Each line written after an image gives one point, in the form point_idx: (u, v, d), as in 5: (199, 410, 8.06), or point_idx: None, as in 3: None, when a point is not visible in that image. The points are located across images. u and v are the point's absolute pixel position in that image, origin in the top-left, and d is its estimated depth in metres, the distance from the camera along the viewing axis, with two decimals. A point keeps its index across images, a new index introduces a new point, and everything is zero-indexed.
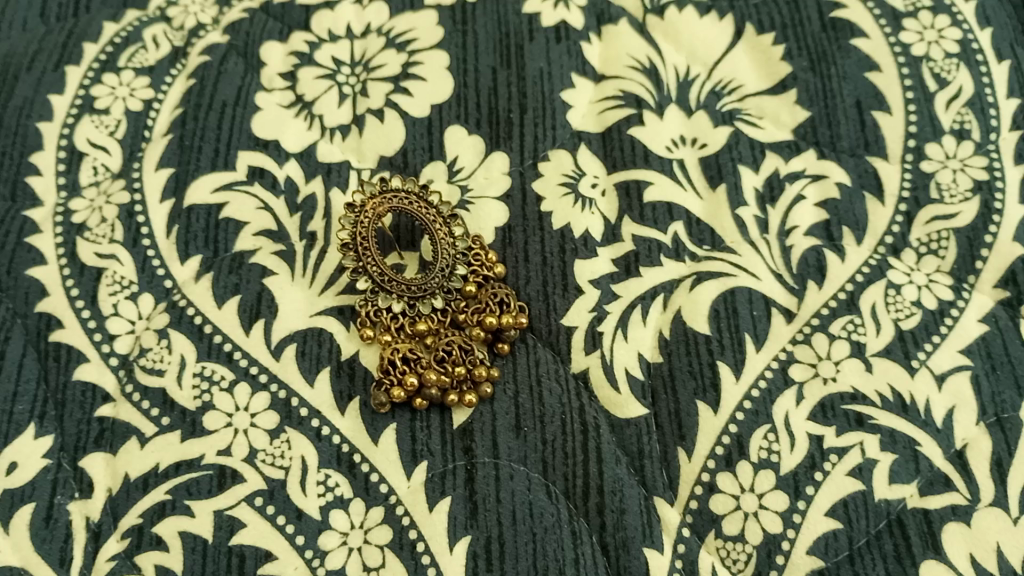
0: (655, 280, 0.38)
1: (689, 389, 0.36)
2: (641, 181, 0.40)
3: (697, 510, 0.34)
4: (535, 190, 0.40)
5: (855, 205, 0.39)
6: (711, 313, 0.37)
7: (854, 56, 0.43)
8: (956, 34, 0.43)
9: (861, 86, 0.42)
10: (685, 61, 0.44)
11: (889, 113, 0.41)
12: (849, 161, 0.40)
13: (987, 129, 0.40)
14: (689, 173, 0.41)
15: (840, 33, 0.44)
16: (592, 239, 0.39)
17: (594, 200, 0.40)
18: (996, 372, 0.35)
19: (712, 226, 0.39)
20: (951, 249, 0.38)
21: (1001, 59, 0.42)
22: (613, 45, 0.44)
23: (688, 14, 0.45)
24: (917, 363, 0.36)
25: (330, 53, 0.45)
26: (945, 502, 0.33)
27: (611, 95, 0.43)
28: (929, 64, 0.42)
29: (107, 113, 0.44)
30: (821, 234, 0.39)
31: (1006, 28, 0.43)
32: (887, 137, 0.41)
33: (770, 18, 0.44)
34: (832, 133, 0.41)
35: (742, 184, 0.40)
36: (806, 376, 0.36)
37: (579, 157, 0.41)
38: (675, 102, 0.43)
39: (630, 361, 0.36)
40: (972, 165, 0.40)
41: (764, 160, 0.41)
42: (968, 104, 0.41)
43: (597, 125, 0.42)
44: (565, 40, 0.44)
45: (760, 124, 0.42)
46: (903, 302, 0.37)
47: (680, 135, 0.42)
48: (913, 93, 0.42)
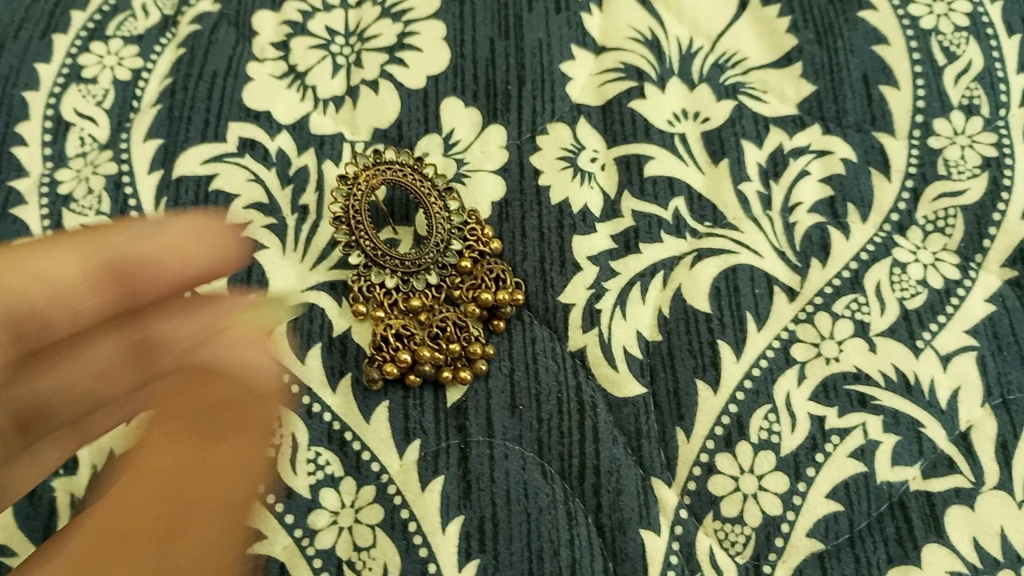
0: (654, 257, 0.37)
1: (688, 367, 0.35)
2: (641, 155, 0.39)
3: (695, 492, 0.33)
4: (533, 164, 0.39)
5: (860, 181, 0.38)
6: (712, 290, 0.36)
7: (862, 29, 0.42)
8: (966, 6, 0.42)
9: (868, 59, 0.41)
10: (688, 33, 0.43)
11: (897, 87, 0.40)
12: (855, 136, 0.39)
13: (997, 105, 0.39)
14: (690, 148, 0.40)
15: (847, 5, 0.42)
16: (590, 215, 0.38)
17: (593, 174, 0.39)
18: (1003, 352, 0.35)
19: (713, 202, 0.38)
20: (958, 227, 0.37)
21: (1011, 33, 0.41)
22: (614, 16, 0.43)
23: None
24: (921, 343, 0.35)
25: (324, 22, 0.44)
26: (949, 485, 0.32)
27: (611, 67, 0.42)
28: (939, 37, 0.41)
29: (95, 82, 0.43)
30: (825, 211, 0.38)
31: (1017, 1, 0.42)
32: (894, 112, 0.40)
33: None
34: (837, 108, 0.40)
35: (745, 159, 0.39)
36: (809, 355, 0.35)
37: (578, 131, 0.40)
38: (677, 75, 0.42)
39: (629, 339, 0.36)
40: (981, 141, 0.39)
41: (767, 135, 0.40)
42: (977, 78, 0.40)
43: (597, 99, 0.41)
44: (565, 10, 0.43)
45: (764, 98, 0.41)
46: (909, 281, 0.36)
47: (682, 109, 0.41)
48: (921, 67, 0.41)
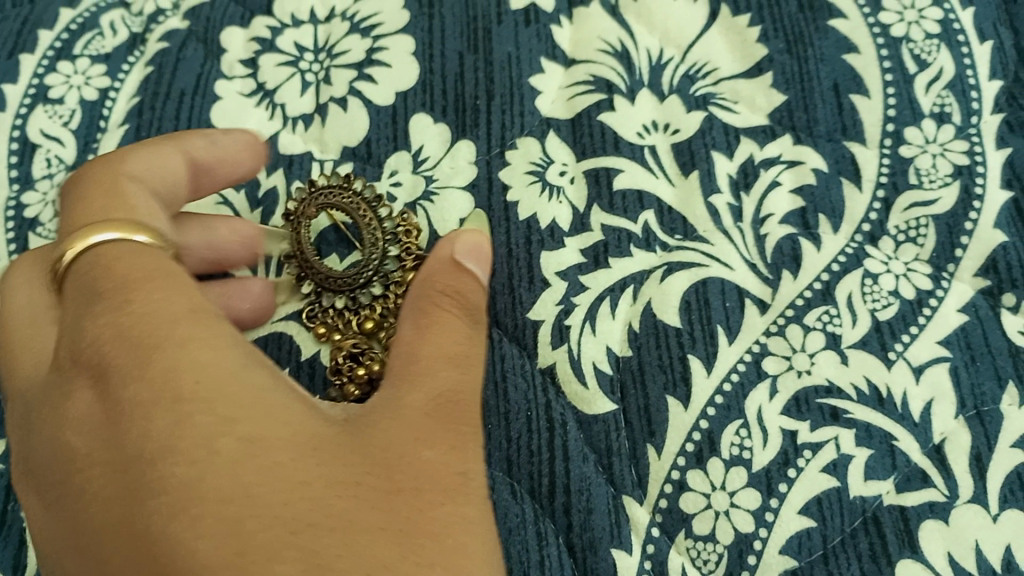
0: (624, 272, 0.37)
1: (659, 383, 0.35)
2: (611, 168, 0.39)
3: (666, 509, 0.33)
4: (502, 180, 0.39)
5: (831, 191, 0.38)
6: (681, 305, 0.36)
7: (832, 37, 0.42)
8: (936, 14, 0.42)
9: (839, 68, 0.41)
10: (658, 44, 0.42)
11: (868, 96, 0.40)
12: (826, 146, 0.39)
13: (968, 112, 0.39)
14: (661, 161, 0.39)
15: (818, 14, 0.42)
16: (559, 230, 0.38)
17: (562, 189, 0.39)
18: (976, 363, 0.34)
19: (684, 214, 0.38)
20: (930, 236, 0.37)
21: (983, 40, 0.41)
22: (584, 28, 0.43)
23: None
24: (894, 355, 0.34)
25: (292, 38, 0.44)
26: (923, 499, 0.32)
27: (581, 79, 0.41)
28: (909, 45, 0.41)
29: (61, 102, 0.42)
30: (796, 222, 0.37)
31: (989, 6, 0.42)
32: (865, 121, 0.39)
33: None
34: (808, 117, 0.40)
35: (715, 171, 0.39)
36: (781, 368, 0.35)
37: (548, 145, 0.40)
38: (647, 87, 0.41)
39: (598, 355, 0.35)
40: (952, 149, 0.38)
41: (738, 146, 0.39)
42: (948, 86, 0.40)
43: (567, 112, 0.41)
44: (534, 23, 0.43)
45: (735, 109, 0.40)
46: (880, 292, 0.36)
47: (652, 121, 0.40)
48: (892, 75, 0.40)
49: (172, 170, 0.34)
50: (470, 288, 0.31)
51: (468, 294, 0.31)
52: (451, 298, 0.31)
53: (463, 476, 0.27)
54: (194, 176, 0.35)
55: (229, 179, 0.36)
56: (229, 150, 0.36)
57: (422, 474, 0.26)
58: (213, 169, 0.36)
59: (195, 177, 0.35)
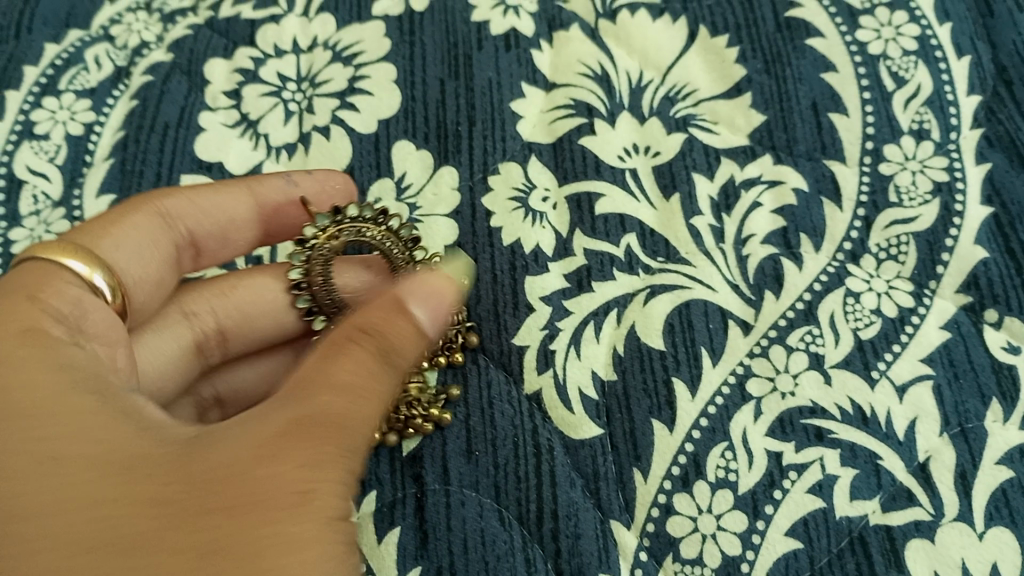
0: (608, 296, 0.37)
1: (644, 407, 0.35)
2: (592, 193, 0.39)
3: (654, 534, 0.33)
4: (485, 206, 0.39)
5: (812, 211, 0.38)
6: (665, 327, 0.36)
7: (810, 56, 0.42)
8: (913, 30, 0.42)
9: (818, 87, 0.41)
10: (638, 66, 0.43)
11: (846, 114, 0.40)
12: (806, 165, 0.39)
13: (947, 128, 0.39)
14: (642, 183, 0.40)
15: (795, 33, 0.43)
16: (543, 254, 0.38)
17: (545, 214, 0.39)
18: (959, 380, 0.34)
19: (666, 237, 0.38)
20: (911, 254, 0.37)
21: (960, 55, 0.41)
22: (563, 53, 0.43)
23: (641, 18, 0.44)
24: (876, 374, 0.35)
25: (275, 68, 0.44)
26: (908, 518, 0.32)
27: (561, 104, 0.42)
28: (887, 63, 0.41)
29: (47, 138, 0.43)
30: (777, 241, 0.38)
31: (966, 21, 0.42)
32: (844, 139, 0.40)
33: (723, 20, 0.43)
34: (788, 137, 0.40)
35: (696, 193, 0.39)
36: (764, 390, 0.35)
37: (530, 170, 0.40)
38: (627, 110, 0.42)
39: (584, 379, 0.35)
40: (932, 166, 0.39)
41: (718, 167, 0.40)
42: (926, 102, 0.40)
43: (548, 136, 0.41)
44: (514, 48, 0.43)
45: (715, 130, 0.41)
46: (862, 311, 0.36)
47: (632, 144, 0.41)
48: (870, 93, 0.41)
49: (235, 211, 0.37)
50: (400, 329, 0.28)
51: (389, 333, 0.28)
52: (368, 336, 0.28)
53: (303, 494, 0.25)
54: (262, 217, 0.38)
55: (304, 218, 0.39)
56: (316, 182, 0.38)
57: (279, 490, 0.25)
58: (284, 206, 0.38)
59: (264, 221, 0.38)
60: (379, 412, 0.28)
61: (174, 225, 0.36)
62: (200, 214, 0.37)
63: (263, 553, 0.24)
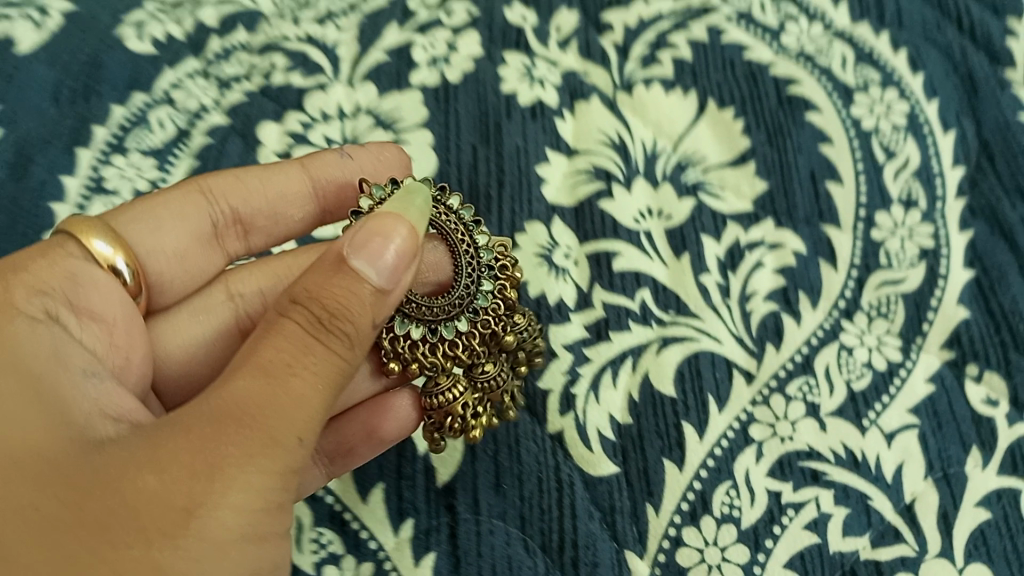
0: (624, 345, 0.41)
1: (656, 448, 0.38)
2: (610, 252, 0.43)
3: (664, 563, 0.36)
4: (512, 260, 0.43)
5: (809, 271, 0.42)
6: (676, 375, 0.40)
7: (808, 129, 0.46)
8: (903, 106, 0.46)
9: (815, 158, 0.45)
10: (652, 135, 0.47)
11: (841, 184, 0.44)
12: (805, 229, 0.43)
13: (934, 198, 0.43)
14: (655, 243, 0.44)
15: (795, 107, 0.47)
16: (565, 306, 0.42)
17: (567, 269, 0.43)
18: (942, 429, 0.38)
19: (677, 293, 0.42)
20: (899, 312, 0.41)
21: (947, 130, 0.45)
22: (584, 122, 0.48)
23: (655, 91, 0.48)
24: (868, 422, 0.38)
25: (322, 133, 0.49)
26: (895, 554, 0.36)
27: (582, 168, 0.46)
28: (878, 137, 0.45)
29: (116, 194, 0.47)
30: (778, 299, 0.42)
31: (952, 98, 0.46)
32: (839, 206, 0.44)
33: (730, 94, 0.48)
34: (789, 203, 0.44)
35: (704, 254, 0.43)
36: (765, 435, 0.38)
37: (554, 229, 0.44)
38: (642, 175, 0.46)
39: (602, 422, 0.39)
40: (919, 233, 0.43)
41: (725, 229, 0.44)
42: (915, 174, 0.44)
43: (570, 198, 0.45)
44: (540, 116, 0.48)
45: (722, 195, 0.45)
46: (855, 364, 0.39)
47: (646, 207, 0.45)
48: (863, 164, 0.45)
49: (289, 187, 0.41)
50: (337, 289, 0.29)
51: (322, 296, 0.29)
52: (302, 305, 0.29)
53: (188, 509, 0.26)
54: (318, 191, 0.41)
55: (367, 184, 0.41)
56: (370, 159, 0.41)
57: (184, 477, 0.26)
58: (336, 178, 0.41)
59: (320, 198, 0.41)
60: (306, 392, 0.28)
61: (217, 204, 0.40)
62: (246, 195, 0.40)
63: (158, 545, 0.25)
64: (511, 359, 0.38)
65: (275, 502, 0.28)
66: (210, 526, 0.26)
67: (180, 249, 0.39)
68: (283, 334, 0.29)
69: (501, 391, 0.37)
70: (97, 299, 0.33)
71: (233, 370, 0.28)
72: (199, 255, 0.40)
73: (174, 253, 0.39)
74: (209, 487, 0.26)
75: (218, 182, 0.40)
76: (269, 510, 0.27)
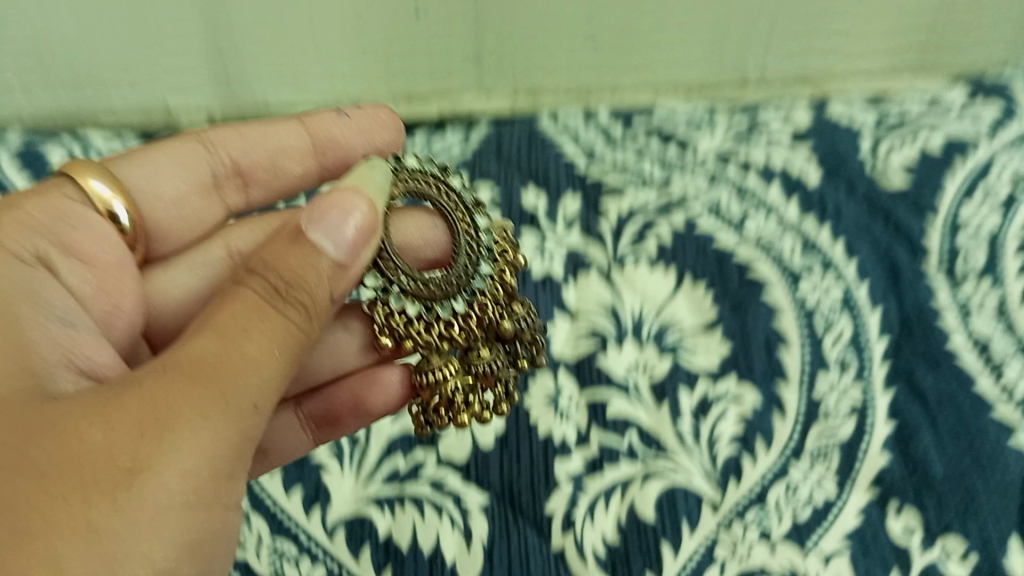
0: (614, 479, 0.50)
1: (640, 562, 0.48)
2: (605, 402, 0.53)
3: None
4: (526, 407, 0.53)
5: (764, 420, 0.52)
6: (657, 504, 0.49)
7: (764, 307, 0.57)
8: (840, 286, 0.57)
9: (770, 330, 0.56)
10: (639, 303, 0.58)
11: (789, 350, 0.55)
12: (760, 384, 0.54)
13: (864, 365, 0.54)
14: (642, 395, 0.54)
15: (754, 288, 0.57)
16: (568, 443, 0.52)
17: (570, 413, 0.53)
18: (869, 555, 0.48)
19: (657, 436, 0.52)
20: (834, 458, 0.51)
21: (874, 309, 0.56)
22: (585, 291, 0.59)
23: (641, 269, 0.59)
24: (809, 545, 0.48)
25: None
26: None
27: (583, 332, 0.57)
28: (820, 313, 0.56)
29: None
30: (740, 442, 0.51)
31: (879, 280, 0.57)
32: (787, 369, 0.54)
33: (702, 272, 0.59)
34: (748, 362, 0.55)
35: (680, 403, 0.53)
36: (727, 556, 0.48)
37: (559, 380, 0.55)
38: (630, 338, 0.56)
39: (597, 541, 0.49)
40: (850, 391, 0.53)
41: (697, 385, 0.54)
42: (848, 344, 0.55)
43: (573, 356, 0.56)
44: (549, 287, 0.59)
45: (694, 356, 0.55)
46: (797, 500, 0.50)
47: (634, 364, 0.55)
48: (806, 334, 0.55)
49: (284, 141, 0.50)
50: (296, 258, 0.39)
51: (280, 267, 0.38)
52: (260, 277, 0.38)
53: (138, 468, 0.33)
54: (315, 147, 0.50)
55: (354, 148, 0.51)
56: (362, 120, 0.51)
57: (148, 420, 0.33)
58: (333, 142, 0.50)
59: (314, 151, 0.50)
60: (254, 348, 0.37)
61: (218, 152, 0.50)
62: (244, 145, 0.50)
63: (117, 485, 0.32)
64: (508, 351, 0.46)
65: (222, 470, 0.36)
66: (160, 482, 0.33)
67: (177, 202, 0.48)
68: (246, 301, 0.38)
69: (494, 376, 0.45)
70: (93, 240, 0.43)
71: (202, 327, 0.37)
72: (195, 207, 0.49)
73: (171, 208, 0.48)
74: (157, 446, 0.33)
75: (222, 138, 0.50)
76: (220, 459, 0.35)
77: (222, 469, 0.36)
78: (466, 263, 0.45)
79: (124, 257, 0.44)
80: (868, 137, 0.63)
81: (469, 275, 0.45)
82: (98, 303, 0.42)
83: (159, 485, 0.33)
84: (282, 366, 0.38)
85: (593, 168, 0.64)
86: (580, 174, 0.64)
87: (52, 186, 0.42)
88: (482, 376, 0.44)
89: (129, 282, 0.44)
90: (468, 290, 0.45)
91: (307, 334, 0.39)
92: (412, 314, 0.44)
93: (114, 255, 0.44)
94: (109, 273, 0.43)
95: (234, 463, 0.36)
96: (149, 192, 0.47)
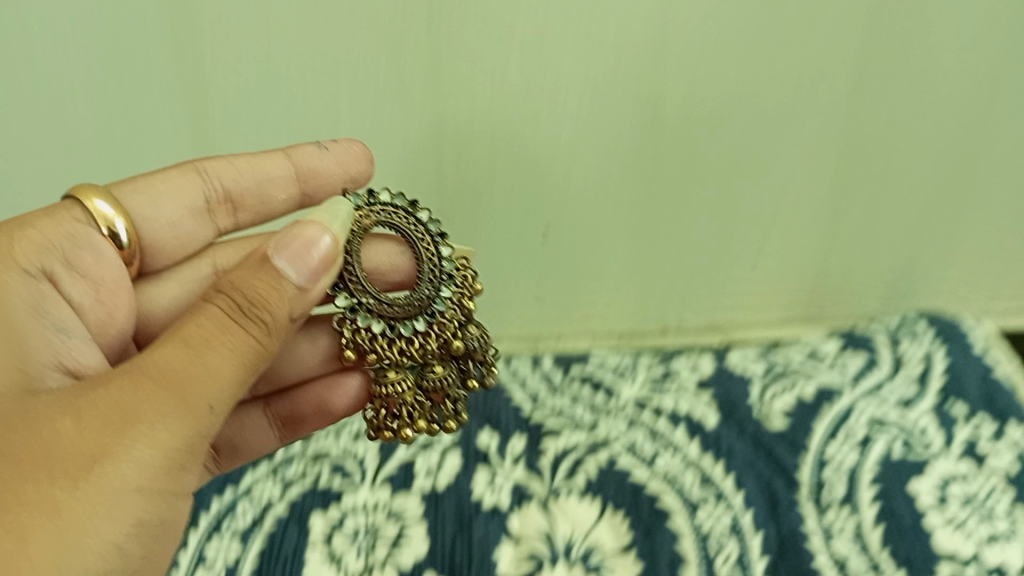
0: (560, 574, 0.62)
1: None
2: (548, 521, 0.66)
3: None
4: (486, 521, 0.66)
5: (689, 522, 0.65)
6: None
7: (688, 453, 0.71)
8: (742, 432, 0.73)
9: (680, 463, 0.70)
10: (579, 439, 0.73)
11: (712, 470, 0.69)
12: (693, 495, 0.67)
13: (764, 489, 0.67)
14: (578, 508, 0.67)
15: (661, 439, 0.73)
16: (528, 548, 0.64)
17: (516, 531, 0.65)
18: None
19: (601, 542, 0.64)
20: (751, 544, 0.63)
21: (785, 472, 0.68)
22: (524, 439, 0.73)
23: (568, 433, 0.74)
24: None
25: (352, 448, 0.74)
26: None
27: (522, 474, 0.70)
28: (727, 453, 0.70)
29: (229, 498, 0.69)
30: (674, 535, 0.64)
31: (797, 421, 0.73)
32: (713, 487, 0.67)
33: (638, 428, 0.74)
34: (683, 493, 0.67)
35: (613, 520, 0.66)
36: None
37: (519, 504, 0.67)
38: (559, 475, 0.69)
39: None
40: (752, 504, 0.66)
41: (637, 497, 0.67)
42: (752, 469, 0.69)
43: (520, 482, 0.69)
44: (486, 444, 0.73)
45: (638, 476, 0.69)
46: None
47: (570, 490, 0.68)
48: (719, 464, 0.69)
49: (269, 170, 0.54)
50: (260, 279, 0.41)
51: (248, 287, 0.40)
52: (226, 295, 0.40)
53: (94, 455, 0.35)
54: (298, 176, 0.54)
55: (332, 182, 0.54)
56: (340, 155, 0.54)
57: (104, 416, 0.35)
58: (314, 172, 0.54)
59: (297, 181, 0.54)
60: (213, 367, 0.38)
61: (209, 180, 0.53)
62: (235, 174, 0.54)
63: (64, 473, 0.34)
64: (459, 364, 0.54)
65: (178, 465, 0.37)
66: (116, 476, 0.35)
67: (174, 226, 0.52)
68: (211, 314, 0.40)
69: (442, 393, 0.53)
70: (89, 255, 0.46)
71: (160, 344, 0.39)
72: (191, 227, 0.53)
73: (168, 231, 0.52)
74: (117, 440, 0.35)
75: (214, 164, 0.53)
76: (176, 455, 0.37)
77: (178, 463, 0.37)
78: (428, 291, 0.53)
79: (120, 273, 0.48)
80: (757, 383, 0.78)
81: (430, 298, 0.53)
82: (98, 311, 0.46)
83: (114, 476, 0.35)
84: (243, 374, 0.40)
85: (535, 411, 0.77)
86: (525, 418, 0.76)
87: (58, 207, 0.46)
88: (432, 390, 0.53)
89: (123, 292, 0.48)
90: (428, 313, 0.53)
91: (270, 347, 0.41)
92: (378, 332, 0.52)
93: (110, 272, 0.47)
94: (106, 285, 0.47)
95: (190, 458, 0.38)
96: (150, 214, 0.50)
